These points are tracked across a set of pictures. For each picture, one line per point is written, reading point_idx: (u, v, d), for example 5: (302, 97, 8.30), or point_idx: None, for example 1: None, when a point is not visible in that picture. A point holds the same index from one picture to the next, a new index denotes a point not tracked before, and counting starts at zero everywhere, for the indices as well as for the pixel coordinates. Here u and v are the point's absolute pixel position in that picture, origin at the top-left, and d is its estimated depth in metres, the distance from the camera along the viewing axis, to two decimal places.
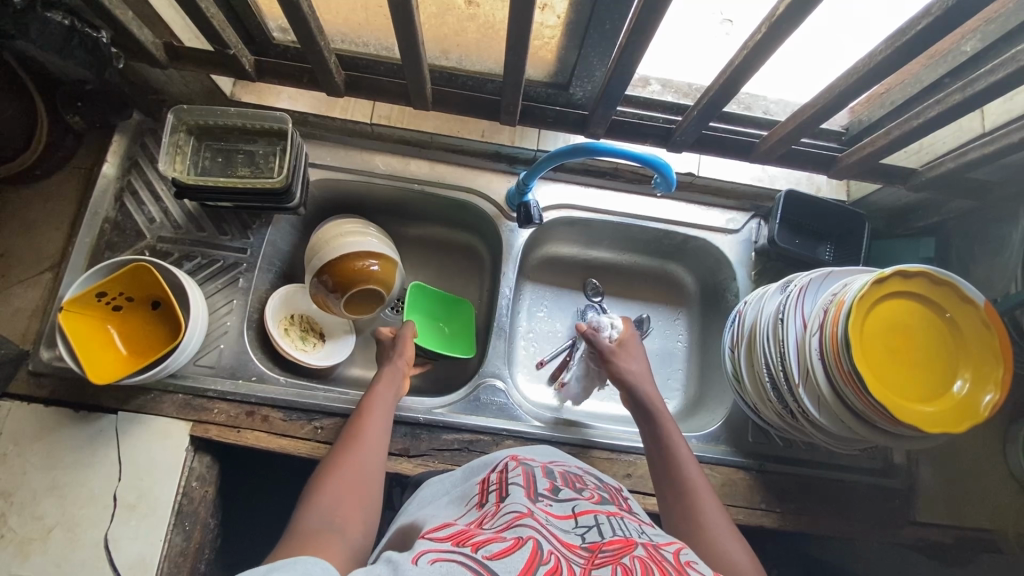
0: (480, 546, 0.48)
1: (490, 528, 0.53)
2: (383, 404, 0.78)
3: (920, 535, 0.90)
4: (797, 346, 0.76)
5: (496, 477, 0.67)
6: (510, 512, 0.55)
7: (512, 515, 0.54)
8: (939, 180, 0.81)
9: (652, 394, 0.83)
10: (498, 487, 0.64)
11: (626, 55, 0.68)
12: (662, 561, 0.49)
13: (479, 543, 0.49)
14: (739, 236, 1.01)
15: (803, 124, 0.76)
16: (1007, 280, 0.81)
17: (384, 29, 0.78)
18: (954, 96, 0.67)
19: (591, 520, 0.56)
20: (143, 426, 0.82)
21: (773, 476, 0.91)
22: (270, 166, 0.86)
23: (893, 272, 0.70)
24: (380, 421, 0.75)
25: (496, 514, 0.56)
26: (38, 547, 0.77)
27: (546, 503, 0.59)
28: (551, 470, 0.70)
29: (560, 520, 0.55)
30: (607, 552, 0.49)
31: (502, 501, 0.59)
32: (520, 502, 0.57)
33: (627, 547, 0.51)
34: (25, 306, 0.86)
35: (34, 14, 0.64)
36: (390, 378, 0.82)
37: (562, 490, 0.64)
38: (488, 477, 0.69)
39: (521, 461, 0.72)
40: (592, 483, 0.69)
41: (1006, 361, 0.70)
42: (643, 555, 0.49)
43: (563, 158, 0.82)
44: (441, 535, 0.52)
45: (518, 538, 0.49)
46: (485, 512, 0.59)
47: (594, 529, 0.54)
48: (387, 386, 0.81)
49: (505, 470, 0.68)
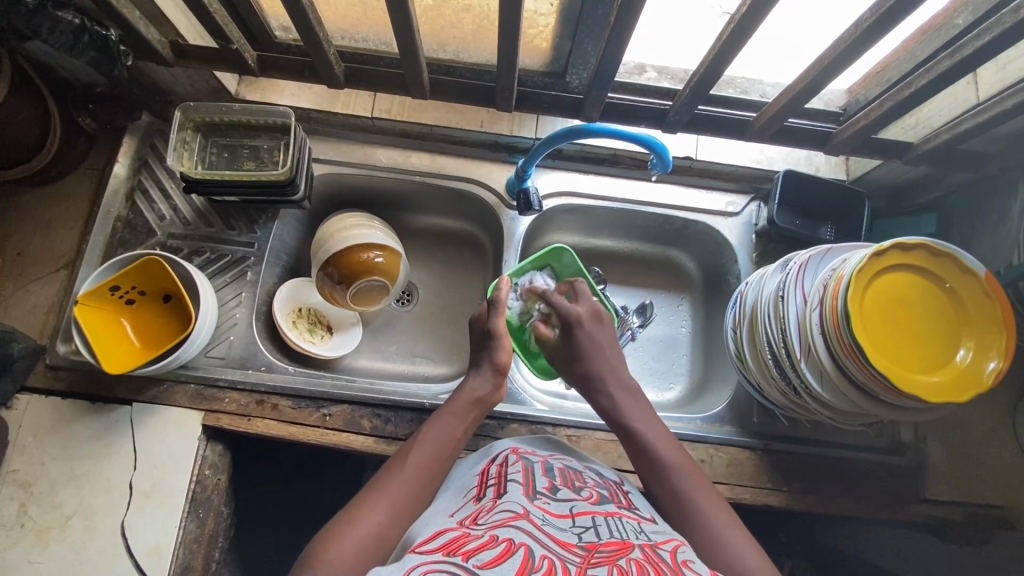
0: (471, 555, 0.48)
1: (483, 526, 0.54)
2: (445, 424, 0.71)
3: (930, 513, 0.90)
4: (797, 321, 0.77)
5: (496, 470, 0.69)
6: (505, 511, 0.56)
7: (507, 514, 0.55)
8: (936, 152, 0.81)
9: (644, 410, 0.74)
10: (497, 482, 0.65)
11: (616, 35, 0.68)
12: (659, 562, 0.49)
13: (470, 551, 0.49)
14: (739, 218, 1.02)
15: (794, 99, 0.77)
16: (1009, 251, 0.80)
17: (382, 25, 0.80)
18: (944, 63, 0.68)
19: (589, 520, 0.57)
20: (157, 417, 0.84)
21: (779, 456, 0.90)
22: (274, 159, 0.88)
23: (889, 244, 0.70)
24: (434, 437, 0.69)
25: (491, 511, 0.57)
26: (57, 535, 0.79)
27: (544, 501, 0.59)
28: (551, 465, 0.70)
29: (557, 518, 0.56)
30: (604, 552, 0.50)
31: (499, 497, 0.60)
32: (517, 502, 0.58)
33: (624, 549, 0.51)
34: (43, 302, 0.89)
35: (45, 14, 0.67)
36: (473, 388, 0.76)
37: (561, 489, 0.64)
38: (488, 469, 0.70)
39: (521, 454, 0.73)
40: (591, 480, 0.69)
41: (1009, 330, 0.69)
42: (640, 557, 0.50)
43: (558, 142, 0.83)
44: (432, 547, 0.51)
45: (510, 543, 0.50)
46: (481, 507, 0.60)
47: (591, 530, 0.55)
48: (473, 401, 0.75)
49: (504, 464, 0.70)
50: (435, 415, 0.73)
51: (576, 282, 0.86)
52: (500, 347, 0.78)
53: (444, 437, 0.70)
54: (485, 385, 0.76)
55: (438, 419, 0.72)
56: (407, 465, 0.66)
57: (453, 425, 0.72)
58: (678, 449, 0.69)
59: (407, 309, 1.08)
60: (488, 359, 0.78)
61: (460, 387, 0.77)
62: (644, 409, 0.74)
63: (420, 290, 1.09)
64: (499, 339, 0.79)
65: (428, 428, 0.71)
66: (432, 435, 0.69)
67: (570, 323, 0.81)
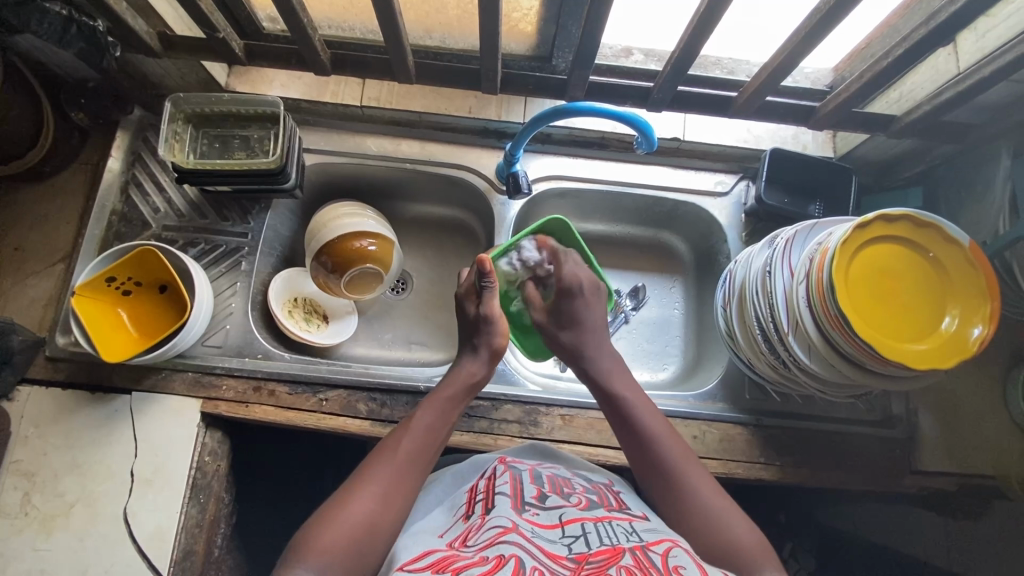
0: (460, 572, 0.49)
1: (473, 547, 0.54)
2: (437, 408, 0.72)
3: (923, 484, 0.91)
4: (785, 295, 0.77)
5: (484, 485, 0.67)
6: (493, 527, 0.56)
7: (497, 530, 0.55)
8: (918, 124, 0.81)
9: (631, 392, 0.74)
10: (486, 497, 0.64)
11: (594, 15, 0.69)
12: (649, 566, 0.50)
13: (459, 568, 0.50)
14: (728, 198, 1.03)
15: (774, 75, 0.78)
16: (994, 219, 0.81)
17: (367, 13, 0.81)
18: (920, 31, 0.69)
19: (578, 529, 0.57)
20: (156, 405, 0.86)
21: (771, 430, 0.91)
22: (264, 148, 0.89)
23: (873, 216, 0.71)
24: (426, 422, 0.70)
25: (481, 529, 0.57)
26: (61, 523, 0.80)
27: (532, 513, 0.59)
28: (540, 473, 0.70)
29: (546, 530, 0.56)
30: (594, 562, 0.51)
31: (488, 513, 0.60)
32: (505, 516, 0.58)
33: (614, 556, 0.51)
34: (41, 296, 0.90)
35: (32, 6, 0.69)
36: (469, 372, 0.76)
37: (549, 497, 0.64)
38: (476, 484, 0.68)
39: (509, 464, 0.72)
40: (580, 486, 0.69)
41: (993, 296, 0.70)
42: (631, 563, 0.50)
43: (543, 123, 0.84)
44: (420, 567, 0.52)
45: (500, 558, 0.50)
46: (470, 526, 0.59)
47: (581, 539, 0.55)
48: (467, 382, 0.76)
49: (492, 476, 0.68)
50: (429, 397, 0.73)
51: (564, 251, 0.85)
52: (496, 332, 0.78)
53: (438, 422, 0.71)
54: (480, 368, 0.77)
55: (431, 402, 0.72)
56: (402, 450, 0.66)
57: (447, 410, 0.72)
58: (665, 424, 0.71)
59: (402, 297, 1.08)
60: (486, 343, 0.78)
61: (455, 369, 0.77)
62: (630, 388, 0.75)
63: (414, 278, 1.10)
64: (492, 324, 0.78)
65: (421, 411, 0.71)
66: (427, 421, 0.70)
67: (564, 294, 0.81)
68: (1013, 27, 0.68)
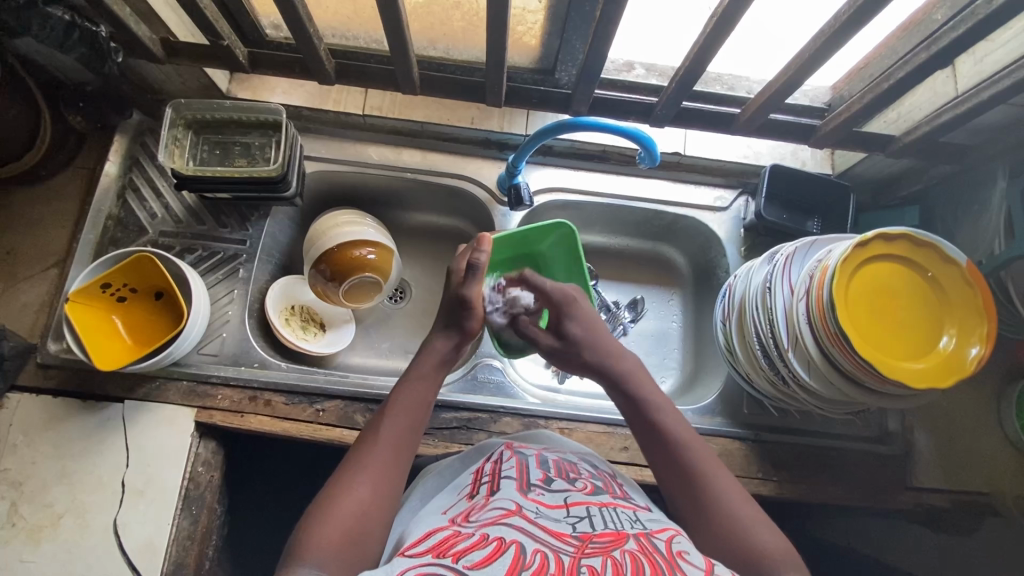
0: (460, 556, 0.48)
1: (474, 524, 0.53)
2: (412, 393, 0.69)
3: (919, 500, 0.91)
4: (785, 313, 0.78)
5: (490, 468, 0.66)
6: (497, 508, 0.55)
7: (499, 511, 0.55)
8: (916, 144, 0.82)
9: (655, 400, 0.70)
10: (490, 479, 0.63)
11: (601, 29, 0.69)
12: (653, 552, 0.50)
13: (460, 551, 0.49)
14: (727, 213, 1.03)
15: (774, 94, 0.79)
16: (989, 239, 0.82)
17: (372, 23, 0.81)
18: (921, 55, 0.70)
19: (583, 510, 0.56)
20: (149, 414, 0.84)
21: (769, 446, 0.92)
22: (266, 156, 0.88)
23: (873, 235, 0.72)
24: (402, 407, 0.67)
25: (484, 508, 0.56)
26: (49, 534, 0.79)
27: (537, 492, 0.59)
28: (546, 458, 0.69)
29: (550, 509, 0.56)
30: (598, 543, 0.50)
31: (492, 494, 0.59)
32: (509, 497, 0.57)
33: (618, 540, 0.51)
34: (33, 301, 0.88)
35: (35, 10, 0.70)
36: (441, 352, 0.73)
37: (555, 481, 0.63)
38: (483, 467, 0.67)
39: (515, 449, 0.71)
40: (586, 471, 0.68)
41: (989, 316, 0.71)
42: (634, 548, 0.50)
43: (547, 136, 0.84)
44: (421, 550, 0.50)
45: (500, 542, 0.49)
46: (474, 504, 0.59)
47: (586, 520, 0.55)
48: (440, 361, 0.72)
49: (498, 460, 0.68)
50: (402, 378, 0.71)
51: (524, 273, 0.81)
52: (473, 316, 0.73)
53: (416, 404, 0.68)
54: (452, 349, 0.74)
55: (404, 385, 0.70)
56: (383, 438, 0.64)
57: (423, 390, 0.70)
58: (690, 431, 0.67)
59: (400, 306, 1.08)
60: (458, 324, 0.74)
61: (425, 347, 0.73)
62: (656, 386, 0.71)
63: (413, 287, 1.10)
64: (472, 308, 0.73)
65: (397, 394, 0.69)
66: (404, 405, 0.68)
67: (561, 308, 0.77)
68: (1011, 52, 0.70)
